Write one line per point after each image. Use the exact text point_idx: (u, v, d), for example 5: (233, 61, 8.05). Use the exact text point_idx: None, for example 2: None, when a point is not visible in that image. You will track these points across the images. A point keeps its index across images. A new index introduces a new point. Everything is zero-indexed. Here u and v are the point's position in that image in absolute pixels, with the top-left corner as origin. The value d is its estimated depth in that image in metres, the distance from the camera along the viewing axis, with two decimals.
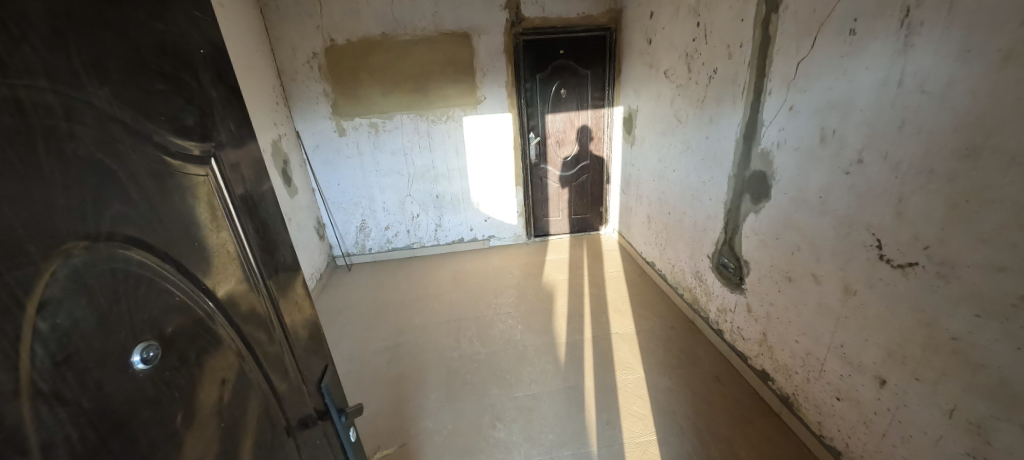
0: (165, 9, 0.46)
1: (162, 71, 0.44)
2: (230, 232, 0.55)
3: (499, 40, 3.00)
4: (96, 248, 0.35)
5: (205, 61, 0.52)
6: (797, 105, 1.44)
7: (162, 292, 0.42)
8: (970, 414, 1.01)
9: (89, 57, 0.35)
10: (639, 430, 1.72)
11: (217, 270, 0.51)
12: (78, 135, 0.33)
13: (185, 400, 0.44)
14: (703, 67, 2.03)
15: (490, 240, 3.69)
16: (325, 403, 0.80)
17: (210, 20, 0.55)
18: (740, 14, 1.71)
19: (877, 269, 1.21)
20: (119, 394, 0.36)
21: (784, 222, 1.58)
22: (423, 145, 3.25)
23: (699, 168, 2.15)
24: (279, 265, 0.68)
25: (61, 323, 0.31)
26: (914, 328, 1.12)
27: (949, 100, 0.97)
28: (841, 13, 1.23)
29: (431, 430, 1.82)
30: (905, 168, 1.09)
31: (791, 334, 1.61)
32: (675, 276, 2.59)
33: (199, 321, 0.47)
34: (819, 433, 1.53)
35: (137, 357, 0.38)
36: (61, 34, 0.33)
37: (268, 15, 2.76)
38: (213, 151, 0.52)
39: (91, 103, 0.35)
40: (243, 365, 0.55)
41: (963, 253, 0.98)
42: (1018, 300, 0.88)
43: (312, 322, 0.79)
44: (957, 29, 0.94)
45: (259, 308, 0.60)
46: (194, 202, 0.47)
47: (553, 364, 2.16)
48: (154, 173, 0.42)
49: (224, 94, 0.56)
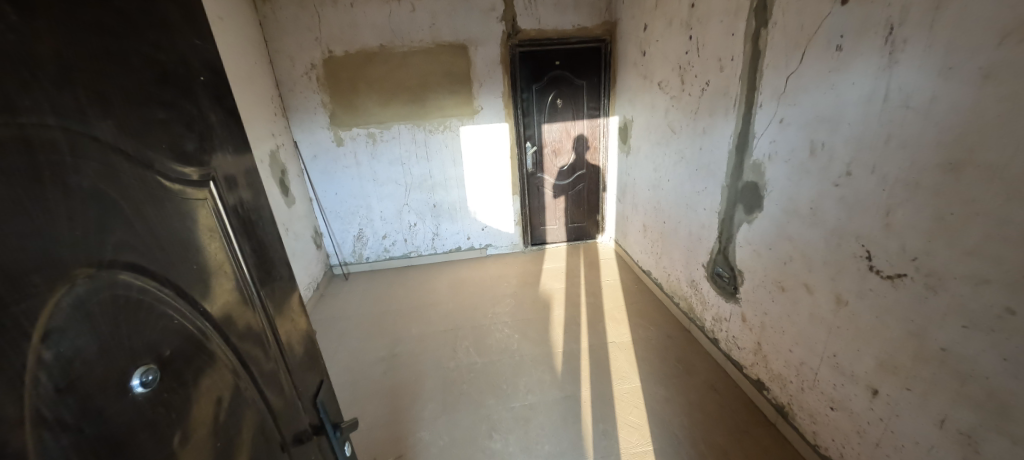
0: (169, 40, 0.48)
1: (163, 99, 0.46)
2: (228, 252, 0.56)
3: (496, 52, 3.04)
4: (99, 275, 0.36)
5: (205, 87, 0.54)
6: (788, 118, 1.47)
7: (162, 316, 0.43)
8: (960, 424, 1.02)
9: (95, 92, 0.37)
10: (635, 440, 1.72)
11: (214, 290, 0.52)
12: (82, 169, 0.35)
13: (183, 421, 0.45)
14: (696, 79, 2.06)
15: (487, 248, 3.70)
16: (320, 418, 0.81)
17: (210, 47, 0.56)
18: (731, 28, 1.75)
19: (867, 279, 1.23)
20: (119, 418, 0.37)
21: (777, 232, 1.60)
22: (420, 154, 3.28)
23: (693, 178, 2.18)
24: (276, 281, 0.69)
25: (64, 351, 0.33)
26: (904, 339, 1.14)
27: (932, 115, 1.00)
28: (827, 30, 1.27)
29: (427, 440, 1.81)
30: (891, 181, 1.12)
31: (784, 343, 1.62)
32: (671, 285, 2.60)
33: (195, 342, 0.48)
34: (814, 443, 1.53)
35: (137, 381, 0.39)
36: (68, 72, 0.34)
37: (268, 26, 2.79)
38: (212, 174, 0.54)
39: (96, 136, 0.36)
40: (238, 384, 0.56)
41: (949, 265, 1.00)
42: (1003, 312, 0.90)
43: (308, 338, 0.80)
44: (937, 48, 0.97)
45: (255, 325, 0.61)
46: (193, 225, 0.48)
47: (550, 373, 2.16)
48: (155, 199, 0.43)
49: (224, 118, 0.58)
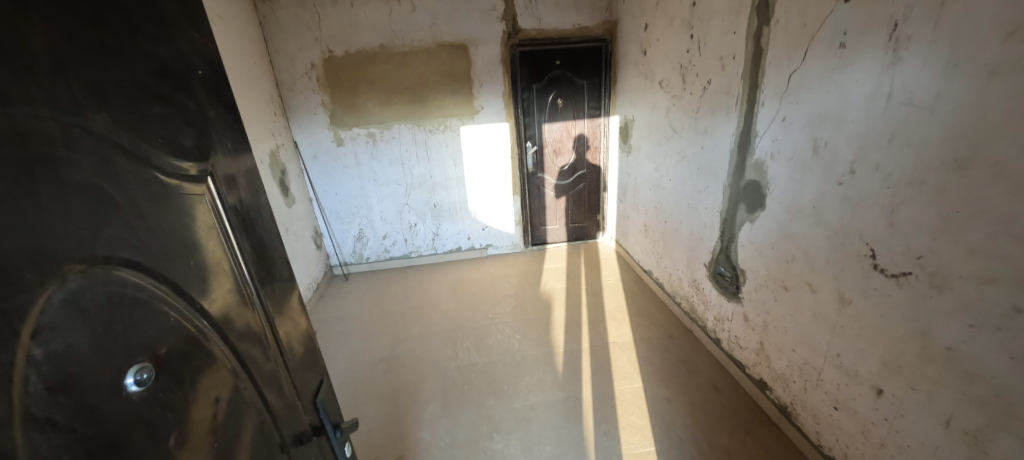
0: (166, 34, 0.47)
1: (161, 93, 0.45)
2: (227, 249, 0.55)
3: (496, 52, 3.03)
4: (92, 272, 0.35)
5: (204, 82, 0.53)
6: (790, 116, 1.47)
7: (158, 313, 0.42)
8: (966, 424, 1.01)
9: (90, 85, 0.36)
10: (637, 441, 1.71)
11: (212, 288, 0.51)
12: (77, 162, 0.34)
13: (180, 421, 0.44)
14: (698, 78, 2.06)
15: (488, 248, 3.69)
16: (320, 418, 0.80)
17: (209, 41, 0.56)
18: (732, 26, 1.74)
19: (870, 278, 1.22)
20: (112, 418, 0.36)
21: (779, 231, 1.59)
22: (421, 154, 3.27)
23: (694, 177, 2.18)
24: (275, 279, 0.68)
25: (56, 348, 0.32)
26: (908, 338, 1.13)
27: (936, 112, 0.99)
28: (830, 28, 1.26)
29: (428, 441, 1.80)
30: (896, 179, 1.11)
31: (787, 343, 1.61)
32: (672, 285, 2.59)
33: (193, 340, 0.47)
34: (818, 443, 1.52)
35: (132, 379, 0.39)
36: (61, 64, 0.33)
37: (268, 27, 2.79)
38: (210, 170, 0.53)
39: (91, 129, 0.35)
40: (237, 384, 0.55)
41: (954, 263, 0.99)
42: (1010, 311, 0.89)
43: (308, 337, 0.79)
44: (943, 45, 0.96)
45: (254, 324, 0.60)
46: (191, 221, 0.48)
47: (551, 374, 2.15)
48: (152, 194, 0.42)
49: (222, 113, 0.57)
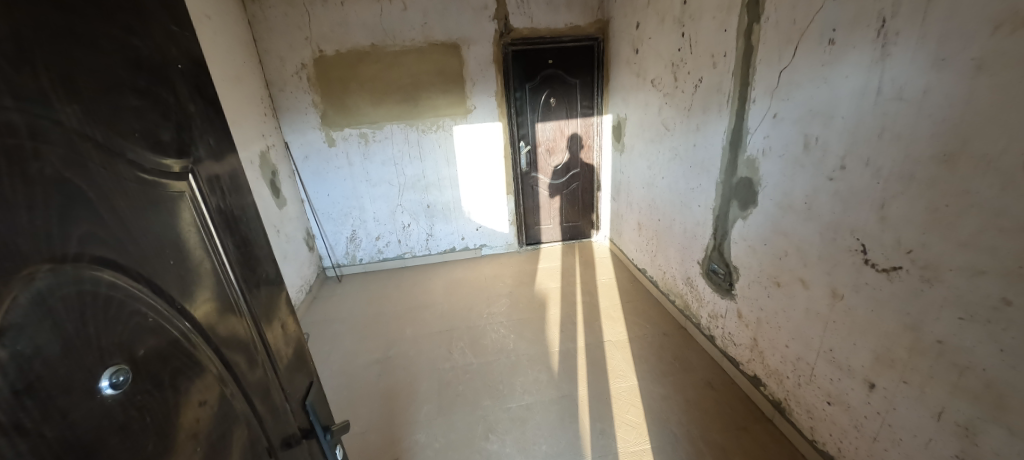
0: (142, 25, 0.45)
1: (137, 86, 0.44)
2: (208, 247, 0.53)
3: (488, 51, 3.03)
4: (61, 269, 0.33)
5: (183, 76, 0.52)
6: (782, 113, 1.47)
7: (135, 313, 0.41)
8: (958, 416, 1.02)
9: (57, 74, 0.34)
10: (632, 438, 1.71)
11: (195, 288, 0.50)
12: (44, 156, 0.32)
13: (159, 425, 0.42)
14: (689, 76, 2.07)
15: (482, 248, 3.69)
16: (310, 422, 0.78)
17: (189, 34, 0.54)
18: (723, 24, 1.76)
19: (863, 272, 1.23)
20: (84, 422, 0.34)
21: (772, 228, 1.60)
22: (413, 154, 3.25)
23: (687, 175, 2.19)
24: (261, 280, 0.66)
25: (22, 349, 0.30)
26: (901, 332, 1.13)
27: (925, 106, 1.00)
28: (820, 24, 1.27)
29: (422, 443, 1.78)
30: (886, 175, 1.12)
31: (780, 339, 1.63)
32: (666, 283, 2.61)
33: (175, 342, 0.45)
34: (812, 438, 1.53)
35: (105, 382, 0.37)
36: (27, 52, 0.32)
37: (256, 26, 2.76)
38: (192, 166, 0.51)
39: (59, 121, 0.34)
40: (222, 387, 0.53)
41: (944, 256, 1.01)
42: (999, 303, 0.91)
43: (296, 340, 0.77)
44: (931, 38, 0.97)
45: (240, 328, 0.58)
46: (172, 218, 0.46)
47: (546, 373, 2.14)
48: (127, 191, 0.41)
49: (203, 109, 0.56)
